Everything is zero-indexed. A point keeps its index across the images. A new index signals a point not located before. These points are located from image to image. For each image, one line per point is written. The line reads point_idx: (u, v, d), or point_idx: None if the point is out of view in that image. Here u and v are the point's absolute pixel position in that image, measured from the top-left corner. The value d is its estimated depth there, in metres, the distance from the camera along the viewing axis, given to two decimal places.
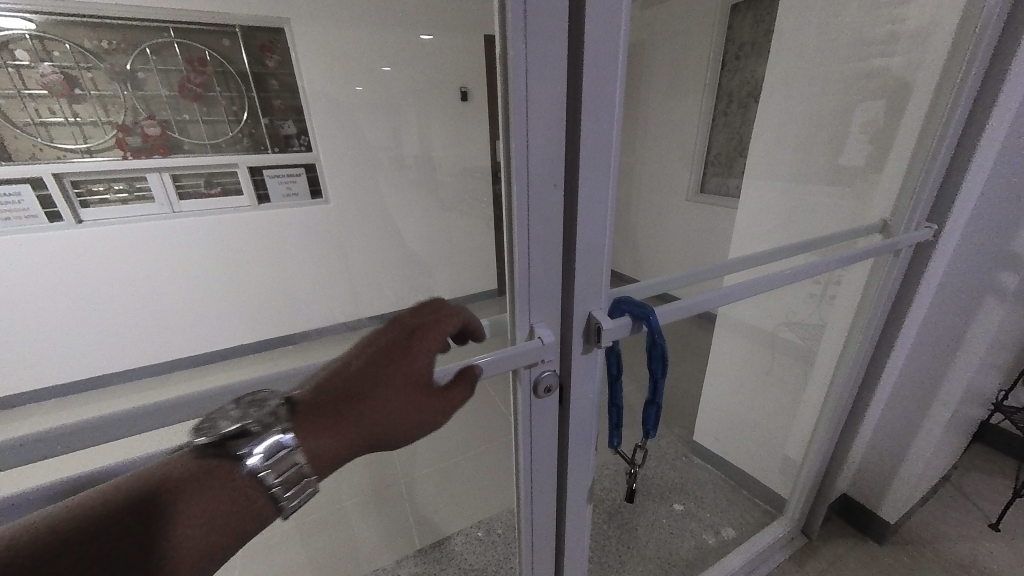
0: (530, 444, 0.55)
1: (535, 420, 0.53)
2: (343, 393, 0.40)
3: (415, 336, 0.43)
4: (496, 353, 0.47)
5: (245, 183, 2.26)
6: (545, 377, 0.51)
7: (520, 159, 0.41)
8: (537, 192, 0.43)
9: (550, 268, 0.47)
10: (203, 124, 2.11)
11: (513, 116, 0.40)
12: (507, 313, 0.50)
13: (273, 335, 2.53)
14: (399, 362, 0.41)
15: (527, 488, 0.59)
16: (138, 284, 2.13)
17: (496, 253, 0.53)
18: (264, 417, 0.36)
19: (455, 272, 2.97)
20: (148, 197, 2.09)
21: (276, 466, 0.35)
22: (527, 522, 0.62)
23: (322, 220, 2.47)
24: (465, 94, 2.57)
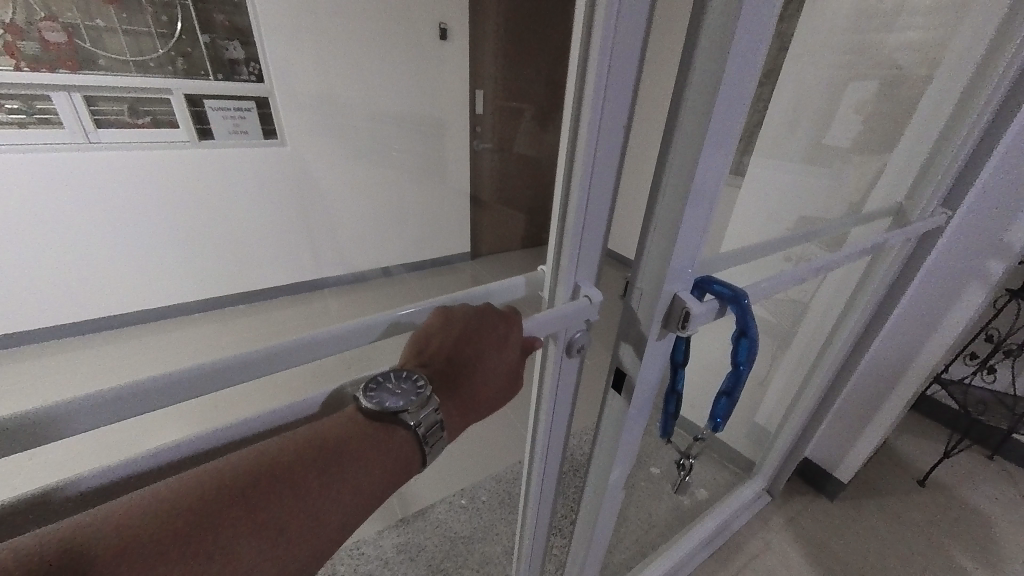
0: (556, 407, 0.52)
1: (561, 381, 0.49)
2: (467, 371, 0.40)
3: (515, 328, 0.41)
4: (546, 316, 0.42)
5: (181, 114, 1.90)
6: (579, 338, 0.46)
7: (598, 102, 0.34)
8: (608, 132, 0.36)
9: (603, 220, 0.41)
10: (123, 35, 1.72)
11: (595, 47, 0.32)
12: (548, 268, 0.44)
13: (223, 293, 2.30)
14: (502, 351, 0.41)
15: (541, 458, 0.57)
16: (47, 228, 1.80)
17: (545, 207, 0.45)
18: (423, 399, 0.37)
19: (422, 229, 2.81)
20: (54, 121, 1.70)
21: (431, 437, 0.38)
22: (538, 492, 0.61)
23: (276, 163, 2.19)
24: (445, 32, 2.31)
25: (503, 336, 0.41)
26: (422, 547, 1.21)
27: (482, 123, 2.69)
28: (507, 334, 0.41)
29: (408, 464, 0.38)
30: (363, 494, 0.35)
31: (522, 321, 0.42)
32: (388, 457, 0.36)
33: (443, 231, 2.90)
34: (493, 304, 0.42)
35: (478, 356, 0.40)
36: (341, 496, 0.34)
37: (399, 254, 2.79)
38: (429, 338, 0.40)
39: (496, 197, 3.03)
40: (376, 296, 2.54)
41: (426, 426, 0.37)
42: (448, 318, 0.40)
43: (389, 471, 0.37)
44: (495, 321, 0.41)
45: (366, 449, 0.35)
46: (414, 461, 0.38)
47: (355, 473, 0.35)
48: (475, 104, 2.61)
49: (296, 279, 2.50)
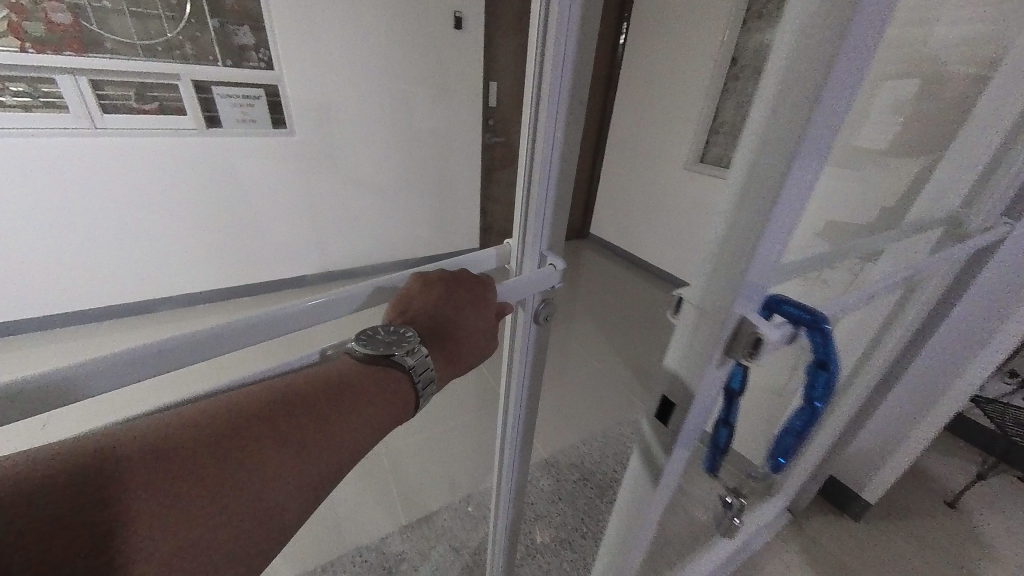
0: (525, 364, 0.56)
1: (528, 343, 0.54)
2: (448, 330, 0.39)
3: (489, 290, 0.40)
4: (515, 282, 0.43)
5: (189, 101, 1.86)
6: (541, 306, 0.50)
7: (550, 71, 0.36)
8: (565, 110, 0.39)
9: (564, 192, 0.44)
10: (130, 17, 1.67)
11: (554, 26, 0.34)
12: (512, 239, 0.46)
13: (230, 284, 2.28)
14: (482, 310, 0.40)
15: (513, 415, 0.61)
16: (51, 215, 1.77)
17: (522, 185, 0.44)
18: (413, 345, 0.36)
19: (432, 225, 2.76)
20: (59, 105, 1.66)
21: (424, 383, 0.37)
22: (511, 444, 0.65)
23: (286, 154, 2.14)
24: (459, 20, 2.23)
25: (481, 298, 0.40)
26: (429, 556, 1.16)
27: (496, 117, 2.63)
28: (484, 294, 0.40)
29: (405, 406, 0.37)
30: (363, 431, 0.34)
31: (496, 284, 0.42)
32: (389, 395, 0.36)
33: (453, 226, 2.84)
34: (468, 270, 0.41)
35: (457, 315, 0.39)
36: (345, 430, 0.34)
37: (408, 249, 2.75)
38: (411, 297, 0.38)
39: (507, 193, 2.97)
40: None
41: (420, 367, 0.37)
42: (427, 281, 0.39)
43: (388, 413, 0.35)
44: (470, 283, 0.39)
45: (365, 387, 0.35)
46: (410, 405, 0.37)
47: (355, 411, 0.34)
48: (488, 97, 2.54)
49: (304, 272, 2.47)
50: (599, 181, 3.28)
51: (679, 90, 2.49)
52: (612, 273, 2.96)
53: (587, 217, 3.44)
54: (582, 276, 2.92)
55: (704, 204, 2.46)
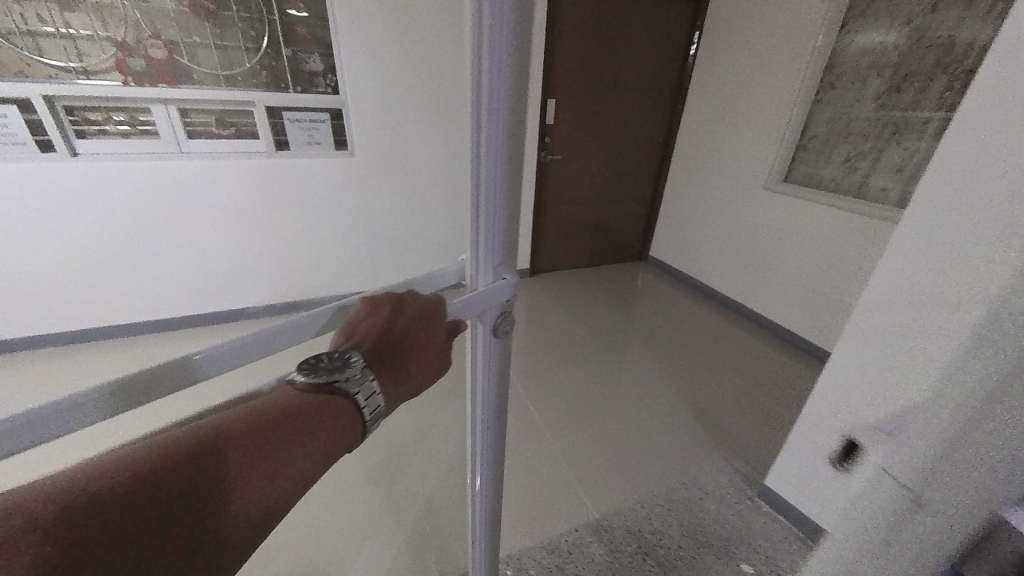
0: (492, 374, 0.59)
1: (490, 359, 0.57)
2: (403, 348, 0.44)
3: (440, 311, 0.45)
4: (467, 301, 0.48)
5: (261, 126, 1.96)
6: (501, 323, 0.54)
7: (491, 110, 0.43)
8: (501, 145, 0.44)
9: (507, 216, 0.49)
10: (215, 49, 1.79)
11: (481, 79, 0.41)
12: (467, 255, 0.51)
13: (292, 300, 2.37)
14: (431, 329, 0.45)
15: (485, 421, 0.63)
16: (143, 231, 1.95)
17: (468, 212, 0.49)
18: (360, 371, 0.40)
19: None
20: (152, 131, 1.83)
21: (370, 409, 0.41)
22: (489, 447, 0.67)
23: (347, 175, 2.19)
24: None
25: (424, 321, 0.44)
26: None
27: (553, 134, 2.54)
28: (429, 317, 0.44)
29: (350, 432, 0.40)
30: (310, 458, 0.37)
31: (446, 306, 0.46)
32: (325, 424, 0.38)
33: None
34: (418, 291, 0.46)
35: (410, 334, 0.44)
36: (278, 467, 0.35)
37: None
38: (361, 321, 0.45)
39: (563, 213, 2.86)
40: None
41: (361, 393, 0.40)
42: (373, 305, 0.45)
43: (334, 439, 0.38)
44: (415, 305, 0.45)
45: (312, 414, 0.38)
46: (356, 428, 0.40)
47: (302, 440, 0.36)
48: (546, 114, 2.46)
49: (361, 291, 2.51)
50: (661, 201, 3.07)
51: (760, 103, 2.25)
52: (675, 301, 2.73)
53: (647, 238, 3.23)
54: (640, 302, 2.72)
55: (791, 229, 2.17)
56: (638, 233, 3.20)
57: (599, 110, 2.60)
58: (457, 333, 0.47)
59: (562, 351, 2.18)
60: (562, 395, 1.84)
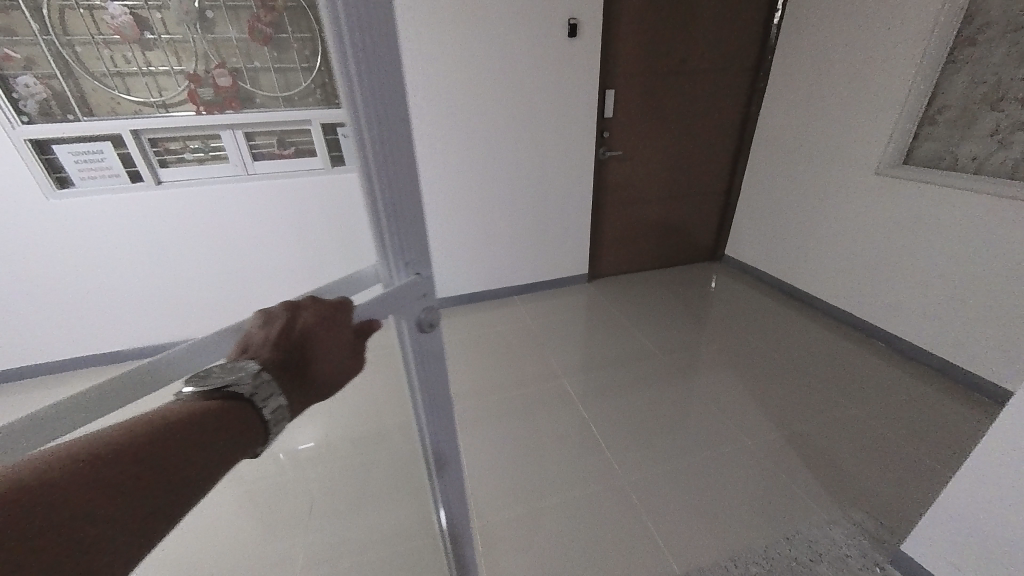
0: (416, 378, 0.59)
1: (421, 355, 0.57)
2: (309, 352, 0.42)
3: (343, 312, 0.43)
4: (377, 301, 0.48)
5: (319, 143, 1.99)
6: (424, 315, 0.55)
7: (366, 122, 0.42)
8: (388, 143, 0.44)
9: (412, 211, 0.49)
10: (274, 72, 1.84)
11: (353, 77, 0.40)
12: (377, 259, 0.51)
13: None
14: (336, 329, 0.43)
15: (421, 426, 0.64)
16: (219, 251, 2.08)
17: (370, 209, 0.48)
18: (260, 381, 0.38)
19: (543, 252, 2.57)
20: (223, 156, 1.92)
21: (273, 411, 0.39)
22: (431, 455, 0.67)
23: None
24: (575, 27, 2.00)
25: (330, 323, 0.42)
26: None
27: (611, 128, 2.34)
28: (336, 317, 0.42)
29: (251, 433, 0.39)
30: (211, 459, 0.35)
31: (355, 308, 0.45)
32: (225, 429, 0.37)
33: (565, 253, 2.62)
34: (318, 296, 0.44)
35: (310, 337, 0.41)
36: (186, 464, 0.34)
37: (517, 277, 2.61)
38: (257, 330, 0.42)
39: (624, 213, 2.64)
40: (491, 322, 2.42)
41: (262, 394, 0.38)
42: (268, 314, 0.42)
43: (232, 443, 0.37)
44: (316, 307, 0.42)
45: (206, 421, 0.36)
46: (256, 430, 0.39)
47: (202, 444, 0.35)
48: (604, 107, 2.27)
49: None
50: (738, 193, 2.75)
51: (869, 72, 1.88)
52: (759, 308, 2.41)
53: (722, 236, 2.91)
54: (717, 310, 2.44)
55: (914, 224, 1.79)
56: (711, 230, 2.89)
57: (664, 97, 2.34)
58: (367, 333, 0.46)
59: (629, 367, 2.00)
60: (630, 420, 1.68)
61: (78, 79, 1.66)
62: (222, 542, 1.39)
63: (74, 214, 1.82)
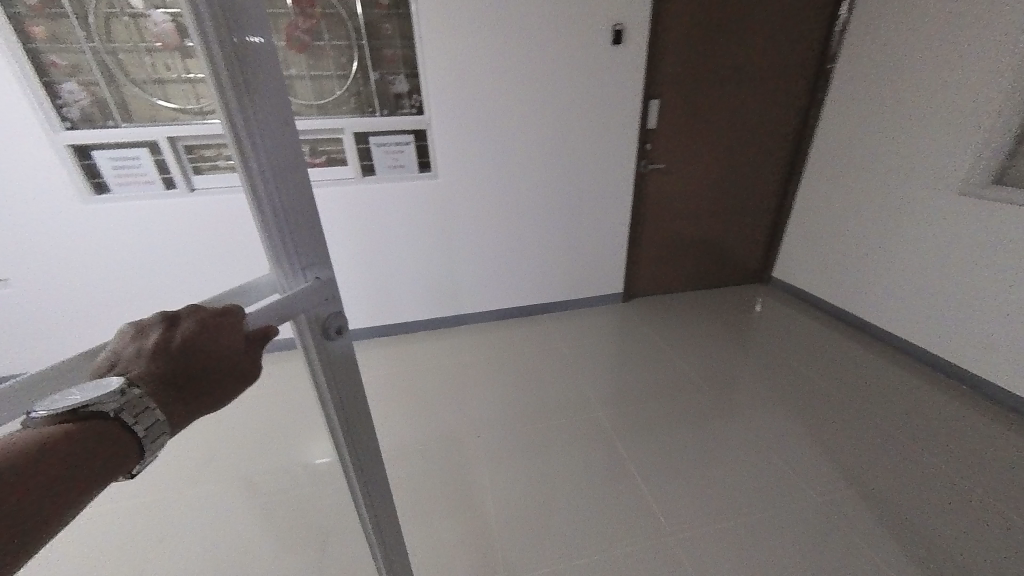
0: (328, 398, 0.53)
1: (333, 367, 0.51)
2: (189, 362, 0.37)
3: (230, 318, 0.37)
4: (280, 304, 0.42)
5: (350, 152, 1.94)
6: (333, 320, 0.49)
7: (243, 122, 0.39)
8: (271, 137, 0.41)
9: (303, 209, 0.46)
10: (309, 80, 1.81)
11: (223, 66, 0.37)
12: (271, 266, 0.44)
13: (374, 325, 2.35)
14: (220, 339, 0.37)
15: (339, 451, 0.58)
16: (246, 261, 2.04)
17: (257, 209, 0.42)
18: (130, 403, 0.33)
19: (575, 269, 2.44)
20: None
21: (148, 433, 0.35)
22: (356, 484, 0.61)
23: (430, 197, 2.08)
24: (620, 34, 1.89)
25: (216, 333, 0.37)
26: None
27: (654, 140, 2.20)
28: (224, 325, 0.37)
29: (123, 451, 0.35)
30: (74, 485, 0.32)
31: (247, 316, 0.39)
32: (94, 450, 0.33)
33: (599, 270, 2.48)
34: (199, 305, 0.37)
35: (193, 349, 0.36)
36: (46, 494, 0.31)
37: (546, 295, 2.48)
38: (130, 345, 0.36)
39: (662, 230, 2.48)
40: (520, 340, 2.30)
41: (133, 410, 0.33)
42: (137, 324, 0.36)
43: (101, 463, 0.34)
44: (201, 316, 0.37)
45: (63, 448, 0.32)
46: (130, 448, 0.35)
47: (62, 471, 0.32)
48: (648, 118, 2.14)
49: (443, 316, 2.41)
50: (790, 210, 2.56)
51: (953, 81, 1.68)
52: (814, 338, 2.20)
53: (771, 255, 2.71)
54: (767, 337, 2.24)
55: (1007, 252, 1.57)
56: (757, 250, 2.69)
57: (710, 108, 2.20)
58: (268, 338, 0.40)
59: (671, 398, 1.84)
60: (676, 463, 1.51)
61: (120, 86, 1.67)
62: (234, 555, 1.29)
63: (109, 219, 1.82)
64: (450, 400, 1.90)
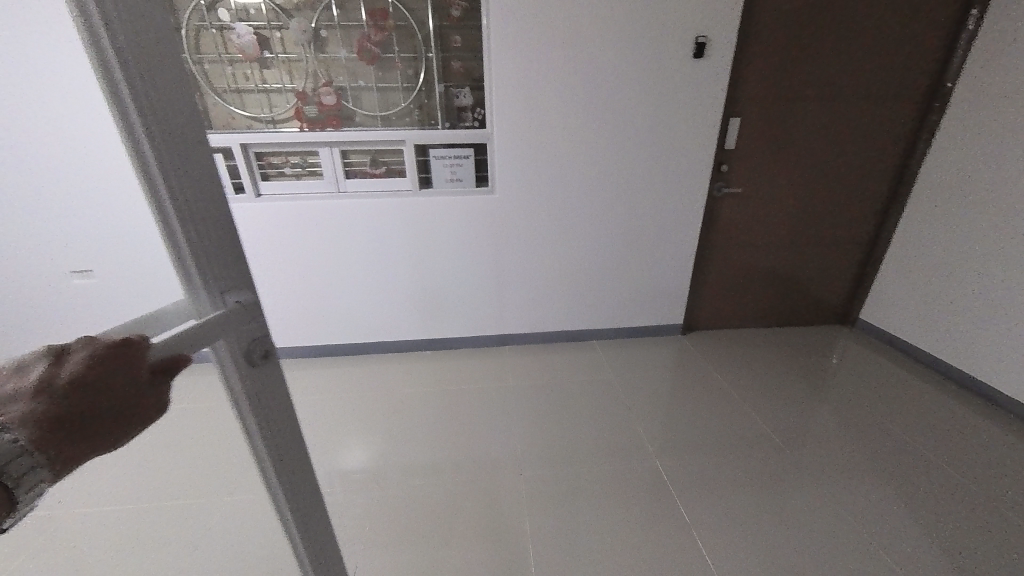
0: (246, 411, 0.48)
1: (255, 392, 0.48)
2: (89, 398, 0.30)
3: (137, 349, 0.33)
4: (191, 332, 0.38)
5: (410, 164, 1.91)
6: (255, 346, 0.46)
7: (155, 153, 0.37)
8: (182, 162, 0.39)
9: (220, 236, 0.43)
10: (376, 92, 1.81)
11: (125, 91, 0.35)
12: (183, 295, 0.41)
13: (419, 338, 2.30)
14: (128, 371, 0.32)
15: (259, 463, 0.52)
16: (301, 266, 2.07)
17: (165, 236, 0.39)
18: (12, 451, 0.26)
19: (630, 295, 2.28)
20: (318, 172, 1.92)
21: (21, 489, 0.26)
22: (283, 502, 0.55)
23: (485, 213, 2.02)
24: (701, 46, 1.75)
25: (120, 361, 0.31)
26: None
27: (729, 161, 2.02)
28: (132, 357, 0.32)
29: None
30: None
31: (157, 349, 0.34)
32: None
33: (657, 297, 2.30)
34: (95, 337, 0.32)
35: (93, 385, 0.30)
36: None
37: (596, 320, 2.33)
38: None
39: (731, 259, 2.26)
40: (568, 367, 2.16)
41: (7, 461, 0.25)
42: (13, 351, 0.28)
43: None
44: (98, 346, 0.31)
45: None
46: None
47: None
48: (725, 137, 1.96)
49: (488, 334, 2.32)
50: (884, 245, 2.25)
51: None
52: (911, 393, 1.88)
53: (859, 294, 2.39)
54: (851, 388, 1.95)
55: None
56: (839, 287, 2.39)
57: (796, 128, 1.99)
58: (177, 369, 0.36)
59: (736, 448, 1.62)
60: (749, 535, 1.30)
61: (203, 94, 1.75)
62: None
63: None
64: (492, 425, 1.79)
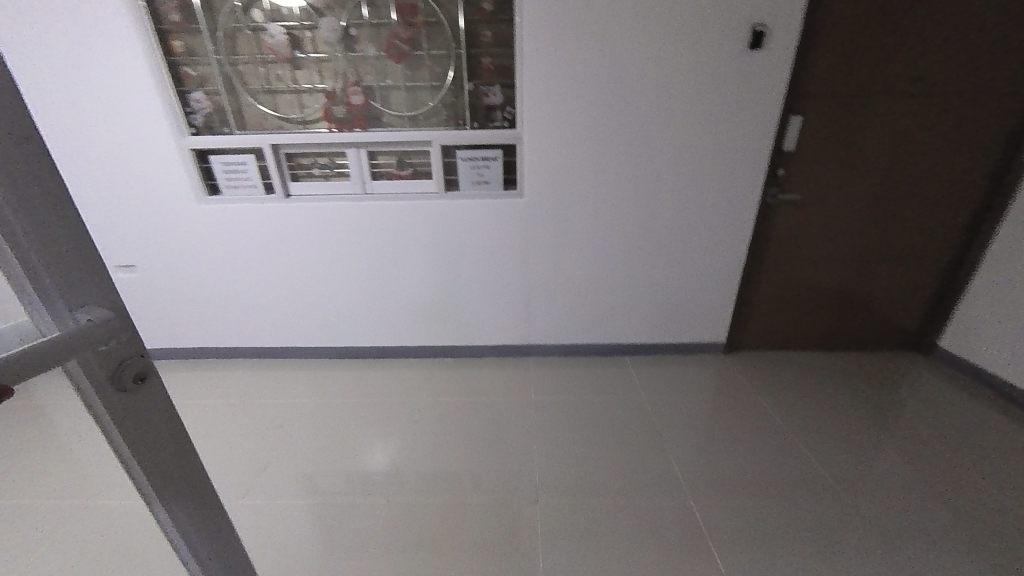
0: (116, 437, 0.47)
1: (130, 410, 0.47)
2: None
3: None
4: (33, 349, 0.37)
5: (436, 165, 1.84)
6: (125, 367, 0.45)
7: None
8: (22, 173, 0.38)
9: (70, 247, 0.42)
10: (404, 91, 1.76)
11: None
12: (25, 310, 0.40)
13: (441, 343, 2.24)
14: None
15: (142, 490, 0.51)
16: (326, 267, 2.06)
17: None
18: None
19: (667, 307, 2.10)
20: (345, 173, 1.89)
21: None
22: (166, 520, 0.54)
23: (512, 216, 1.92)
24: (759, 36, 1.56)
25: None
26: None
27: (787, 164, 1.81)
28: None
29: None
30: None
31: None
32: None
33: (696, 312, 2.11)
34: None
35: None
36: None
37: (628, 333, 2.17)
38: None
39: (783, 272, 2.03)
40: (596, 384, 2.01)
41: None
42: None
43: None
44: None
45: None
46: None
47: None
48: (783, 137, 1.75)
49: (512, 343, 2.22)
50: (974, 264, 1.93)
51: None
52: (1004, 440, 1.59)
53: (938, 318, 2.07)
54: (927, 427, 1.68)
55: None
56: (912, 308, 2.10)
57: (867, 127, 1.74)
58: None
59: (783, 489, 1.42)
60: None
61: (238, 95, 1.77)
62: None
63: (217, 217, 1.94)
64: (510, 441, 1.69)
